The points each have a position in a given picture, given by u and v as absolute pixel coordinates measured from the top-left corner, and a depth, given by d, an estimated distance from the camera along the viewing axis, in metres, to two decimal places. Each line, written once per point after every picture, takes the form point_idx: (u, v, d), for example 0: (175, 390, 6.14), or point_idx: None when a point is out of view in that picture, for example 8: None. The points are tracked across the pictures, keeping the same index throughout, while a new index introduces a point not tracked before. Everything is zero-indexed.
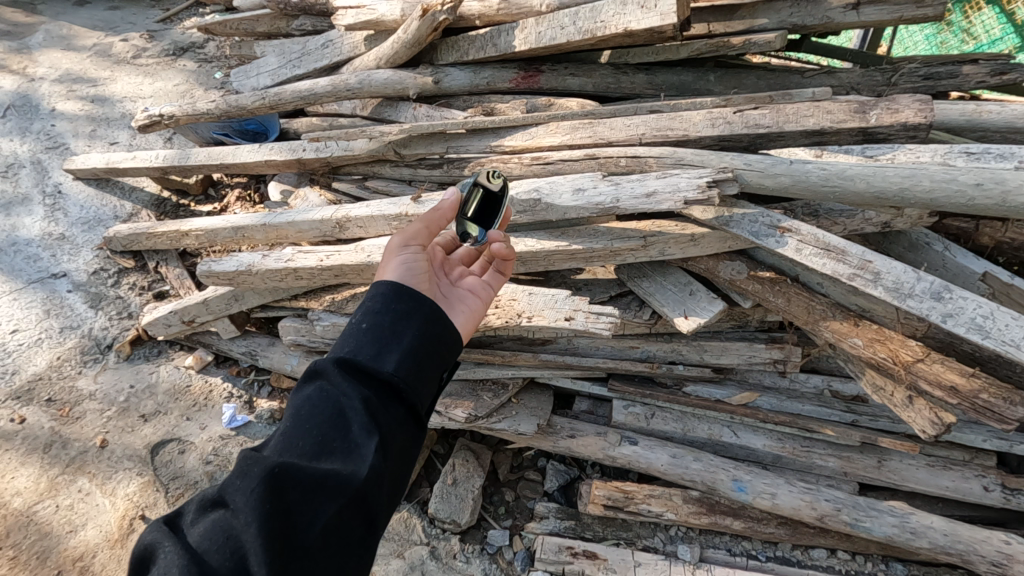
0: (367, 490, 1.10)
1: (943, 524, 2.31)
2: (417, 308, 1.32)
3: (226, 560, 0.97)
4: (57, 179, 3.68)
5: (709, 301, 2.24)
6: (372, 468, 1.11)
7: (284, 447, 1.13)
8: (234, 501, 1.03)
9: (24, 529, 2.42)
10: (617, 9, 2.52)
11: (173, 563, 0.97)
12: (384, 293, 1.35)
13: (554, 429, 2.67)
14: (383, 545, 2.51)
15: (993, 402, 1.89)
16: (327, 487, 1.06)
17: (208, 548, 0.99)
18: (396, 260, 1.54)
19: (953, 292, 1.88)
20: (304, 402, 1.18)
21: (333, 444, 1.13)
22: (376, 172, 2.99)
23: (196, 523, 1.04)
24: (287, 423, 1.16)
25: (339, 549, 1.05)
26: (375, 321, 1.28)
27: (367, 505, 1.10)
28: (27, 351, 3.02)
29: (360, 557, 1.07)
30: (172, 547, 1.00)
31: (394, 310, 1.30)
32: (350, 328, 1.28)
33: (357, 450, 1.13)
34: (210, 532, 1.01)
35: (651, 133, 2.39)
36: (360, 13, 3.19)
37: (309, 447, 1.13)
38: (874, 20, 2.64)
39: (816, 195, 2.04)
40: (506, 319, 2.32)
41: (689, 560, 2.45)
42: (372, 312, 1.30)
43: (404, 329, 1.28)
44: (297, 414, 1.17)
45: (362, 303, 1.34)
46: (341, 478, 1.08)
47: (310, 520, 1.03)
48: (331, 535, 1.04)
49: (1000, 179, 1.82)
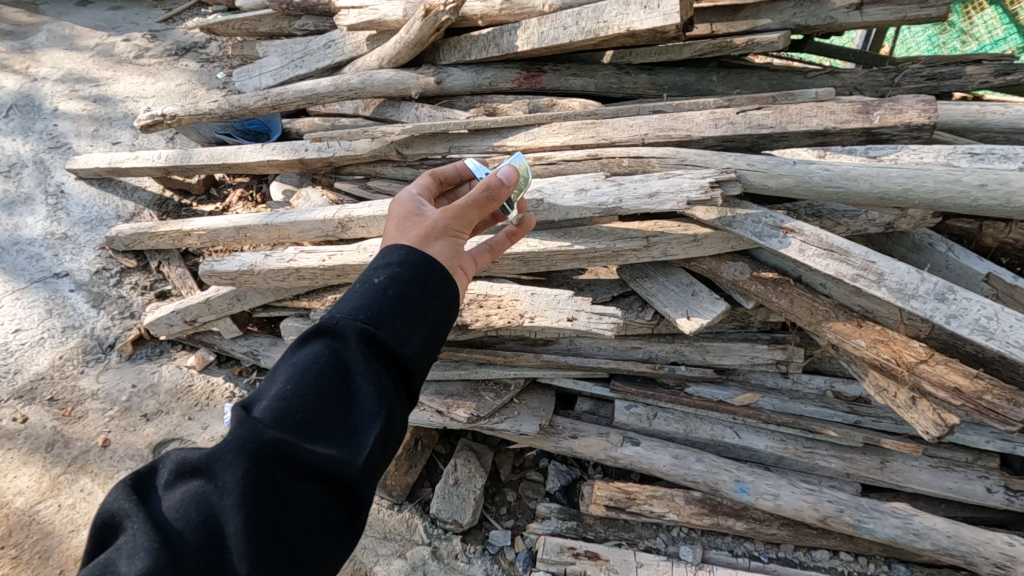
0: (360, 480, 1.09)
1: (945, 525, 2.30)
2: (442, 289, 1.29)
3: (202, 540, 0.97)
4: (60, 179, 3.69)
5: (712, 302, 2.24)
6: (369, 456, 1.10)
7: (280, 416, 1.09)
8: (219, 477, 1.02)
9: (26, 528, 2.43)
10: (619, 10, 2.52)
11: (145, 538, 0.96)
12: (413, 263, 1.29)
13: (556, 430, 2.67)
14: (384, 545, 2.53)
15: (997, 403, 1.88)
16: (320, 472, 1.05)
17: (184, 525, 0.98)
18: (446, 256, 1.39)
19: (956, 294, 1.87)
20: (310, 368, 1.15)
21: (332, 422, 1.11)
22: (378, 172, 2.99)
23: (171, 492, 1.04)
24: (287, 387, 1.13)
25: (320, 537, 1.04)
26: (401, 293, 1.23)
27: (356, 494, 1.09)
28: (29, 350, 3.03)
29: (339, 544, 1.07)
30: (146, 518, 1.00)
31: (420, 284, 1.26)
32: (371, 292, 1.22)
33: (358, 432, 1.12)
34: (187, 507, 1.00)
35: (653, 133, 2.38)
36: (364, 13, 3.20)
37: (308, 422, 1.10)
38: (877, 20, 2.63)
39: (820, 195, 2.03)
40: (509, 319, 2.32)
41: (691, 561, 2.44)
42: (397, 280, 1.25)
43: (426, 309, 1.25)
44: (300, 380, 1.14)
45: (385, 264, 1.29)
46: (337, 463, 1.06)
47: (297, 507, 1.02)
48: (316, 522, 1.04)
49: (1005, 180, 1.81)
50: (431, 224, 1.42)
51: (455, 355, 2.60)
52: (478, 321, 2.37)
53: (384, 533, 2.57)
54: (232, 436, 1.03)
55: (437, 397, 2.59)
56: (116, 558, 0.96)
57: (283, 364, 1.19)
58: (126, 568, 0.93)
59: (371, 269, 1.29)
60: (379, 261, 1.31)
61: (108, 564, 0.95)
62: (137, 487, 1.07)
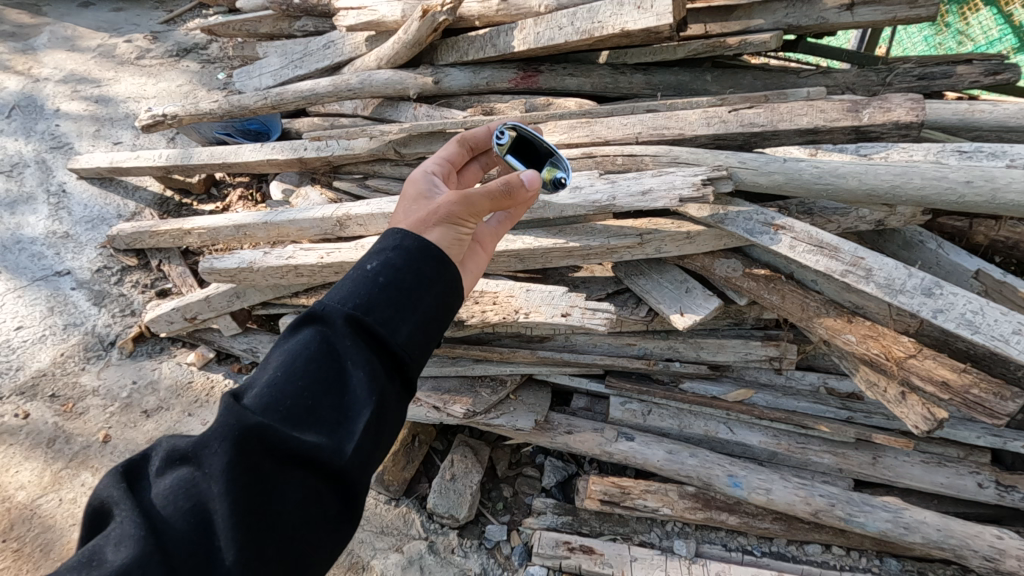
0: (350, 469, 1.11)
1: (936, 519, 2.33)
2: (438, 275, 1.30)
3: (190, 528, 0.99)
4: (61, 179, 3.72)
5: (705, 299, 2.28)
6: (358, 444, 1.12)
7: (269, 403, 1.12)
8: (208, 464, 1.04)
9: (28, 522, 2.46)
10: (614, 10, 2.55)
11: (131, 526, 0.98)
12: (409, 248, 1.31)
13: (552, 425, 2.69)
14: (382, 539, 2.56)
15: (984, 397, 1.92)
16: (308, 459, 1.08)
17: (172, 513, 1.01)
18: (444, 244, 1.38)
19: (943, 289, 1.90)
20: (301, 354, 1.18)
21: (321, 410, 1.14)
22: (376, 171, 3.03)
23: (160, 479, 1.07)
24: (277, 374, 1.16)
25: (310, 524, 1.06)
26: (393, 278, 1.25)
27: (345, 482, 1.11)
28: (30, 348, 3.06)
29: (331, 532, 1.09)
30: (135, 506, 1.02)
31: (415, 271, 1.27)
32: (363, 278, 1.25)
33: (348, 420, 1.14)
34: (175, 494, 1.03)
35: (647, 132, 2.41)
36: (362, 14, 3.24)
37: (297, 409, 1.13)
38: (868, 21, 2.66)
39: (810, 192, 2.06)
40: (504, 315, 2.36)
41: (685, 555, 2.47)
42: (390, 266, 1.27)
43: (422, 295, 1.26)
44: (291, 366, 1.17)
45: (380, 250, 1.31)
46: (324, 451, 1.09)
47: (287, 495, 1.05)
48: (305, 509, 1.06)
49: (990, 176, 1.84)
50: (435, 209, 1.41)
51: (452, 351, 2.63)
52: (474, 317, 2.39)
53: (381, 528, 2.60)
54: (219, 424, 1.06)
55: (434, 392, 2.62)
56: (103, 545, 0.97)
57: (276, 351, 1.22)
58: (113, 556, 0.95)
59: (366, 255, 1.32)
60: (376, 246, 1.33)
61: (96, 551, 0.97)
62: (126, 475, 1.09)
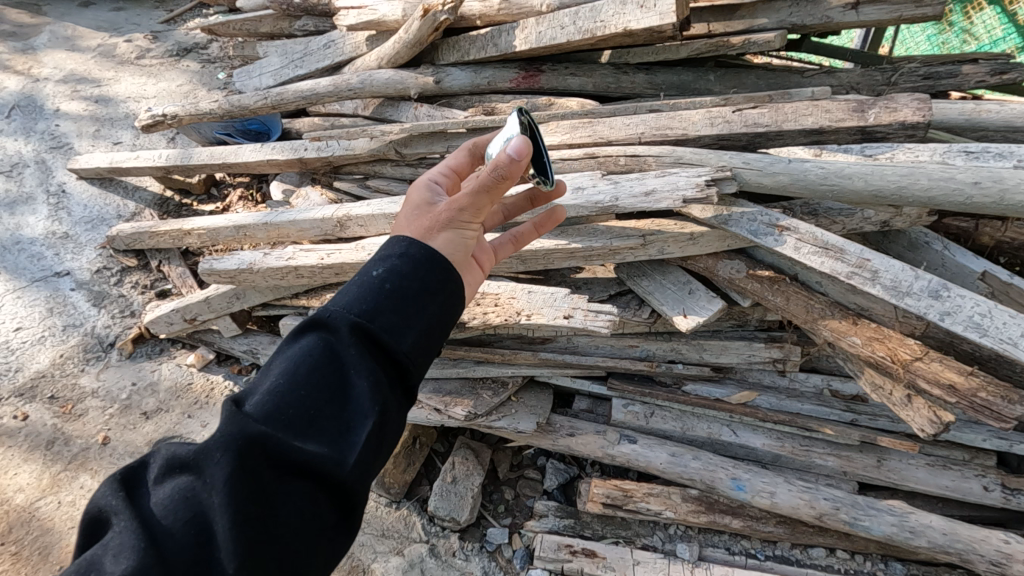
0: (351, 478, 1.09)
1: (942, 523, 2.30)
2: (443, 283, 1.29)
3: (189, 539, 0.98)
4: (60, 179, 3.71)
5: (708, 300, 2.25)
6: (360, 454, 1.11)
7: (271, 411, 1.10)
8: (208, 473, 1.02)
9: (26, 525, 2.45)
10: (616, 9, 2.53)
11: (130, 537, 0.96)
12: (414, 255, 1.29)
13: (554, 428, 2.67)
14: (383, 542, 2.54)
15: (991, 400, 1.90)
16: (309, 470, 1.06)
17: (172, 523, 0.99)
18: (450, 248, 1.37)
19: (950, 291, 1.88)
20: (304, 361, 1.16)
21: (324, 419, 1.12)
22: (377, 171, 3.01)
23: (160, 488, 1.05)
24: (280, 381, 1.14)
25: (310, 535, 1.04)
26: (398, 286, 1.23)
27: (347, 492, 1.10)
28: (29, 349, 3.05)
29: (331, 543, 1.08)
30: (134, 515, 1.00)
31: (419, 278, 1.26)
32: (369, 284, 1.23)
33: (350, 429, 1.12)
34: (174, 504, 1.01)
35: (650, 132, 2.39)
36: (362, 14, 3.22)
37: (300, 417, 1.11)
38: (873, 20, 2.64)
39: (815, 193, 2.04)
40: (506, 317, 2.34)
41: (688, 559, 2.45)
42: (395, 273, 1.25)
43: (426, 304, 1.25)
44: (294, 374, 1.14)
45: (385, 256, 1.29)
46: (326, 461, 1.07)
47: (288, 505, 1.03)
48: (306, 519, 1.04)
49: (998, 177, 1.82)
50: (439, 215, 1.39)
51: (453, 353, 2.61)
52: (476, 319, 2.38)
53: (382, 531, 2.58)
54: (221, 432, 1.04)
55: (435, 395, 2.60)
56: (101, 556, 0.96)
57: (279, 357, 1.20)
58: (111, 567, 0.93)
59: (370, 260, 1.30)
60: (381, 252, 1.31)
61: (94, 562, 0.95)
62: (125, 483, 1.07)
